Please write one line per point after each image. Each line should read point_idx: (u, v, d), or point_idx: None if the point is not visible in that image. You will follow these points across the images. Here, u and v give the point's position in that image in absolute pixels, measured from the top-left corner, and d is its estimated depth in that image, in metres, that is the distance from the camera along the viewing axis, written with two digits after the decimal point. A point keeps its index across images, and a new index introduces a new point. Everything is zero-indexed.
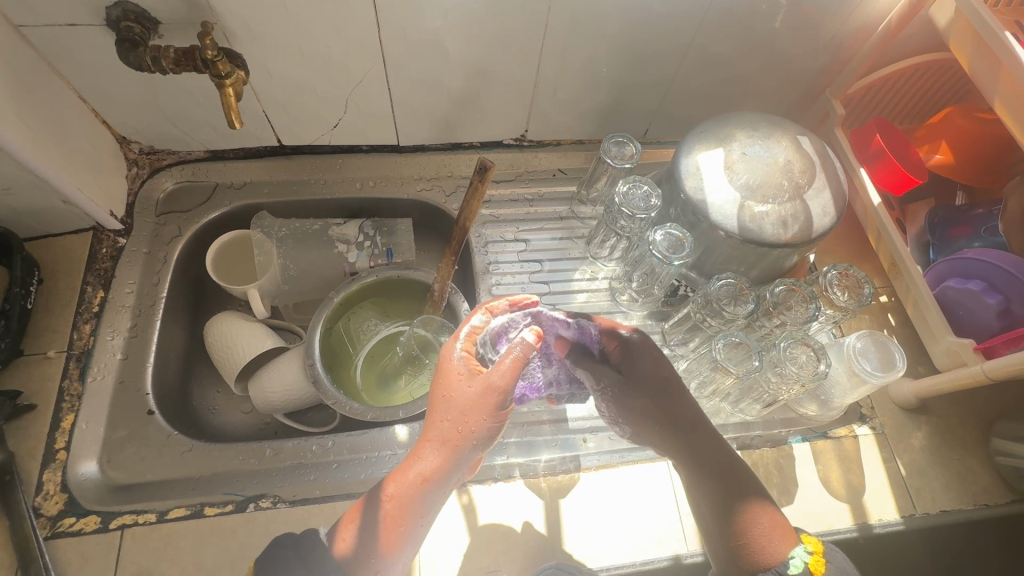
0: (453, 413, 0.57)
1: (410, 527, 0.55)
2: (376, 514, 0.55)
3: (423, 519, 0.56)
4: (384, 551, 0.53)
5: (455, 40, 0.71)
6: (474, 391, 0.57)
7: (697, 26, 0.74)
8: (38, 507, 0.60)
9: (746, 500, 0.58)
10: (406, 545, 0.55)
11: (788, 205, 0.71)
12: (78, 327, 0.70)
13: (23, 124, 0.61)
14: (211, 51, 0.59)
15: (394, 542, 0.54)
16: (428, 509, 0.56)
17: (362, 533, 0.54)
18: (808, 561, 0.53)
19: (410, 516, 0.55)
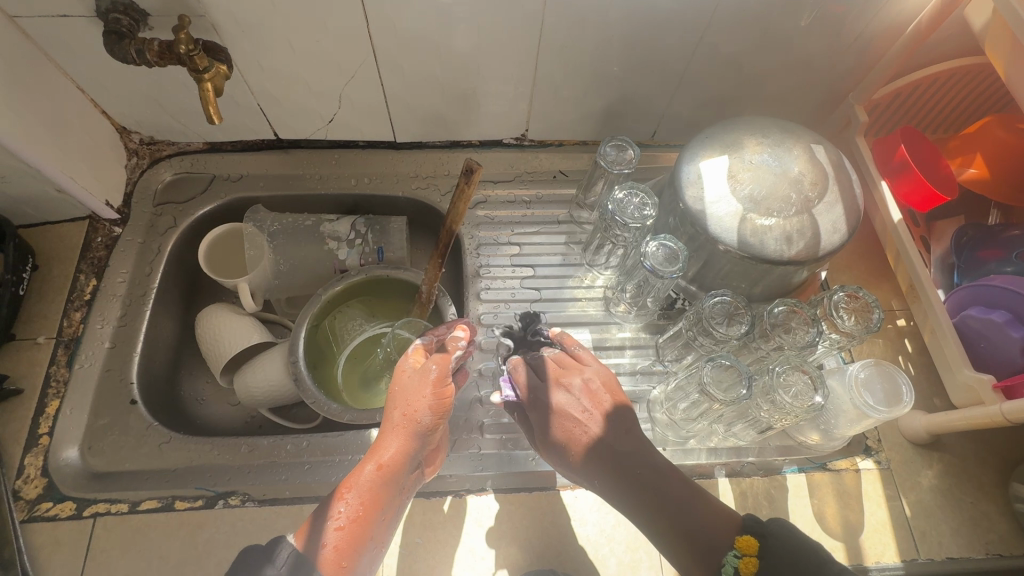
0: (399, 401, 0.58)
1: (368, 516, 0.53)
2: (334, 504, 0.53)
3: (383, 508, 0.55)
4: (346, 540, 0.51)
5: (448, 36, 0.69)
6: (416, 378, 0.59)
7: (706, 24, 0.70)
8: (18, 490, 0.62)
9: (691, 504, 0.54)
10: (368, 537, 0.53)
11: (794, 219, 0.66)
12: (69, 314, 0.71)
13: (14, 115, 0.61)
14: (188, 46, 0.60)
15: (355, 528, 0.52)
16: (388, 498, 0.55)
17: (322, 523, 0.52)
18: (738, 565, 0.49)
19: (368, 503, 0.54)
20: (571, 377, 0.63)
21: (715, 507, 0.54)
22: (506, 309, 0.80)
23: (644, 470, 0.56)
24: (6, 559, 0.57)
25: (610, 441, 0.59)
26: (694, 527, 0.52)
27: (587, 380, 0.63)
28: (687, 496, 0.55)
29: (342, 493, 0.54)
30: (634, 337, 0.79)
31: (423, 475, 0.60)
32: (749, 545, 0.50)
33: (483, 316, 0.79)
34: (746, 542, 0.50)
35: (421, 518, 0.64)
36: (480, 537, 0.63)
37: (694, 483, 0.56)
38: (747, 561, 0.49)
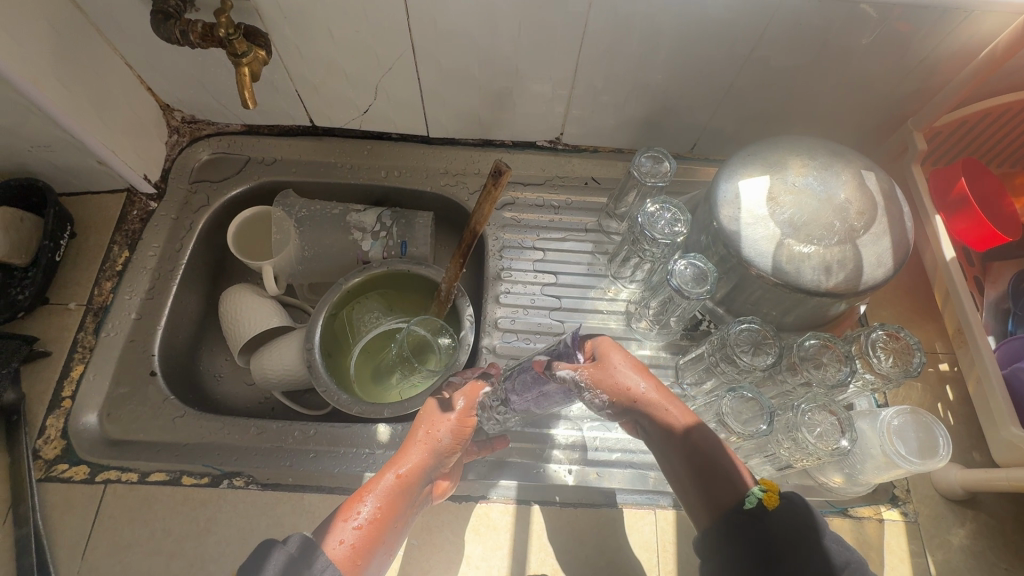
0: (427, 420, 0.61)
1: (384, 524, 0.53)
2: (352, 507, 0.54)
3: (399, 521, 0.55)
4: (364, 545, 0.51)
5: (489, 35, 0.68)
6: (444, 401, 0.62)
7: (758, 36, 0.66)
8: (37, 450, 0.63)
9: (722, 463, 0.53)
10: (381, 546, 0.53)
11: (836, 248, 0.62)
12: (100, 283, 0.73)
13: (62, 87, 0.63)
14: (228, 30, 0.60)
15: (371, 534, 0.52)
16: (404, 511, 0.55)
17: (343, 524, 0.52)
18: (762, 496, 0.50)
19: (385, 512, 0.54)
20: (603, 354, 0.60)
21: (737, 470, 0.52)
22: (524, 315, 0.78)
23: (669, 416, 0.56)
24: (21, 515, 0.59)
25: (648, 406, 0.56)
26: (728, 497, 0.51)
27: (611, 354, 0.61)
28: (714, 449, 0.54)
29: (363, 498, 0.54)
30: (654, 355, 0.77)
31: (432, 498, 0.61)
32: (770, 483, 0.51)
33: (501, 320, 0.78)
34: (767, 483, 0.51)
35: (419, 519, 0.62)
36: (477, 546, 0.62)
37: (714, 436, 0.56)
38: (770, 496, 0.50)
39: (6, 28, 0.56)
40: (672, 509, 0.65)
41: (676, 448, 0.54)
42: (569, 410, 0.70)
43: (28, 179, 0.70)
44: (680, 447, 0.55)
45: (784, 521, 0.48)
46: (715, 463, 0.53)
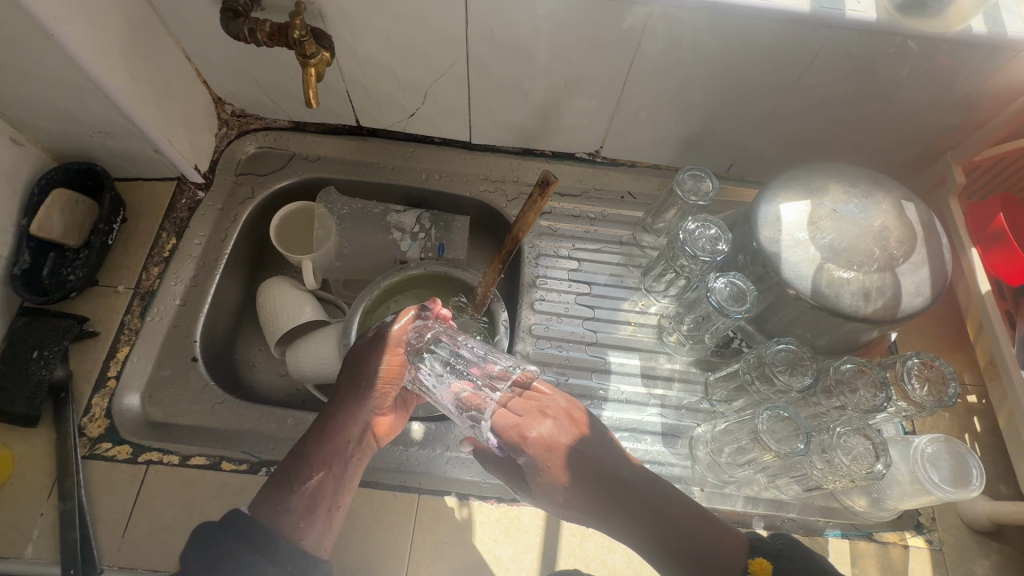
0: (351, 373, 0.65)
1: (320, 478, 0.59)
2: (287, 474, 0.59)
3: (335, 469, 0.60)
4: (298, 502, 0.57)
5: (542, 49, 0.69)
6: (362, 353, 0.65)
7: (805, 64, 0.68)
8: (82, 427, 0.65)
9: (698, 538, 0.55)
10: (320, 495, 0.59)
11: (874, 275, 0.63)
12: (148, 268, 0.75)
13: (129, 76, 0.65)
14: (300, 31, 0.61)
15: (308, 490, 0.58)
16: (338, 461, 0.61)
17: (278, 490, 0.57)
18: None
19: (320, 468, 0.59)
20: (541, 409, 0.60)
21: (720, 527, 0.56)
22: (557, 323, 0.79)
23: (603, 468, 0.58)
24: (66, 490, 0.60)
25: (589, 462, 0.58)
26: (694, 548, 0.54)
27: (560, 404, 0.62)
28: (693, 522, 0.56)
29: (296, 462, 0.59)
30: (683, 370, 0.78)
31: (378, 442, 0.65)
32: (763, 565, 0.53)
33: (535, 326, 0.79)
34: (760, 565, 0.53)
35: (451, 518, 0.63)
36: (507, 548, 0.62)
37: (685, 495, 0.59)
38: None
39: (85, 18, 0.58)
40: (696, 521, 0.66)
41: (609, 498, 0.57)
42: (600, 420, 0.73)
43: (86, 164, 0.72)
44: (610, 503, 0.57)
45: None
46: (692, 539, 0.55)
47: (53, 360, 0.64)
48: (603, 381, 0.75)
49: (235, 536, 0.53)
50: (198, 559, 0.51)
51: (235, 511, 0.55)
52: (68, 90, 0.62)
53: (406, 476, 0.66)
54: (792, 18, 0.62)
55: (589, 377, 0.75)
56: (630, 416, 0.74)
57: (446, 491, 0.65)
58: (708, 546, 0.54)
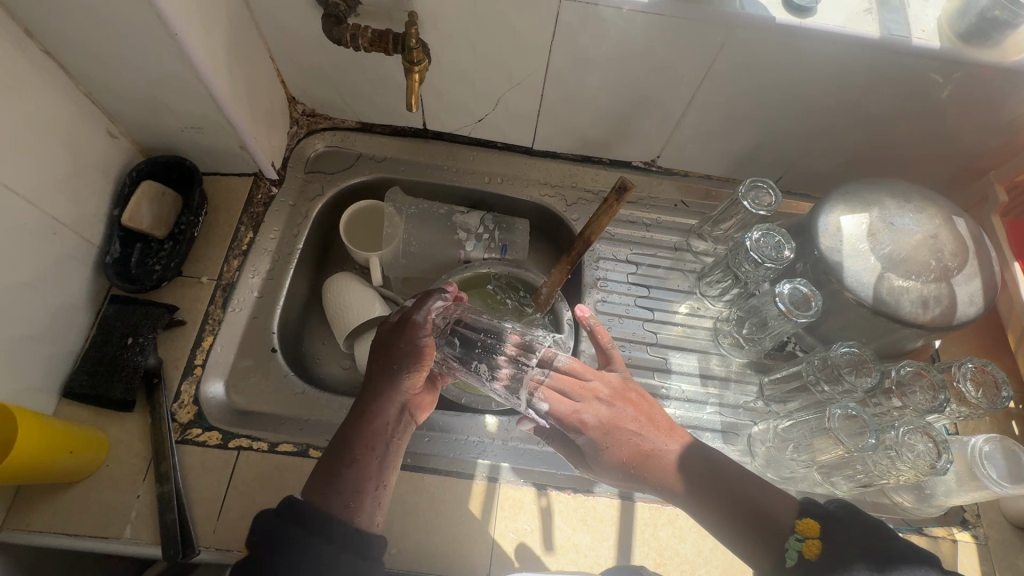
0: (382, 357, 0.63)
1: (364, 460, 0.58)
2: (328, 460, 0.58)
3: (378, 452, 0.59)
4: (344, 486, 0.56)
5: (620, 62, 0.73)
6: (389, 339, 0.64)
7: (867, 86, 0.72)
8: (173, 413, 0.66)
9: (747, 489, 0.59)
10: (367, 477, 0.58)
11: (932, 285, 0.68)
12: (228, 261, 0.77)
13: (229, 76, 0.67)
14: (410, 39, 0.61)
15: (354, 474, 0.57)
16: (381, 443, 0.60)
17: (324, 477, 0.56)
18: (802, 548, 0.53)
19: (361, 452, 0.58)
20: (588, 391, 0.65)
21: (776, 491, 0.59)
22: (619, 324, 0.83)
23: (652, 448, 0.62)
24: (162, 473, 0.62)
25: (642, 444, 0.62)
26: (760, 515, 0.57)
27: (608, 386, 0.65)
28: (748, 484, 0.60)
29: (337, 448, 0.58)
30: (739, 371, 0.82)
31: (415, 421, 0.64)
32: (808, 527, 0.54)
33: (598, 326, 0.82)
34: (807, 525, 0.55)
35: (531, 506, 0.67)
36: (585, 536, 0.66)
37: (718, 455, 0.63)
38: (809, 544, 0.53)
39: (201, 18, 0.60)
40: None
41: (660, 474, 0.61)
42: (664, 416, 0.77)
43: (174, 157, 0.74)
44: (663, 477, 0.61)
45: (831, 562, 0.51)
46: (751, 500, 0.59)
47: (147, 346, 0.66)
48: (665, 380, 0.79)
49: (288, 521, 0.52)
50: (264, 546, 0.51)
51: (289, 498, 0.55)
52: (173, 85, 0.64)
53: (485, 466, 0.69)
54: (863, 43, 0.66)
55: (652, 376, 0.79)
56: (692, 414, 0.78)
57: (525, 479, 0.68)
58: (761, 499, 0.59)
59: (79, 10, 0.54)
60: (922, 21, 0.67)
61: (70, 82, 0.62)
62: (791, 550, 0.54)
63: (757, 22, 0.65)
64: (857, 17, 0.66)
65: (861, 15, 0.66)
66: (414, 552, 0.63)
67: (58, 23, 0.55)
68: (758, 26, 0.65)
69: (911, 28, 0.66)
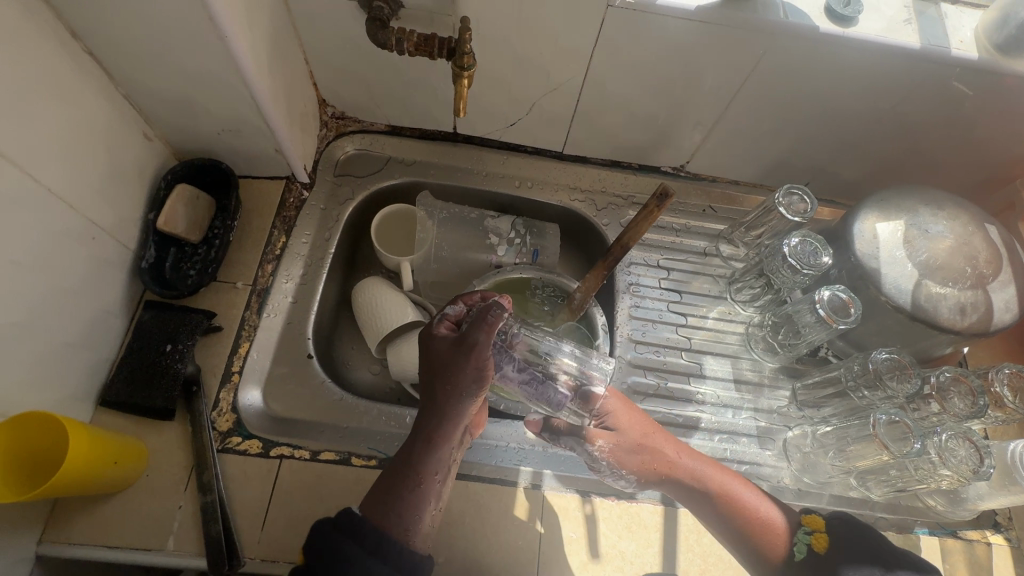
0: (441, 377, 0.60)
1: (427, 481, 0.58)
2: (389, 480, 0.58)
3: (438, 471, 0.60)
4: (407, 508, 0.57)
5: (660, 69, 0.73)
6: (447, 358, 0.60)
7: (903, 95, 0.73)
8: (212, 421, 0.65)
9: (749, 499, 0.66)
10: (426, 499, 0.58)
11: (969, 292, 0.69)
12: (262, 265, 0.76)
13: (271, 79, 0.66)
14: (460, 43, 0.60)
15: (417, 495, 0.58)
16: (442, 463, 0.60)
17: (387, 497, 0.57)
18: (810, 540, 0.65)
19: (422, 474, 0.59)
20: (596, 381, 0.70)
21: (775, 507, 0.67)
22: (653, 329, 0.83)
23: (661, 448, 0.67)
24: (204, 483, 0.61)
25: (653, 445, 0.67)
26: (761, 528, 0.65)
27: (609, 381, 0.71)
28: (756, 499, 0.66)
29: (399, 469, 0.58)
30: (771, 376, 0.82)
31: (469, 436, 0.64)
32: (814, 522, 0.66)
33: (633, 332, 0.82)
34: (813, 520, 0.66)
35: (576, 513, 0.66)
36: (630, 543, 0.65)
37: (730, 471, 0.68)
38: (816, 536, 0.65)
39: (248, 20, 0.59)
40: None
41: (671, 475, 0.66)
42: (701, 421, 0.77)
43: (209, 160, 0.73)
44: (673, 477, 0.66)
45: (832, 556, 0.63)
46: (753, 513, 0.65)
47: (186, 353, 0.66)
48: (700, 385, 0.80)
49: (349, 539, 0.54)
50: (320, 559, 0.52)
51: (348, 513, 0.56)
52: (215, 88, 0.63)
53: (527, 473, 0.68)
54: (903, 54, 0.67)
55: (687, 381, 0.80)
56: (728, 419, 0.78)
57: (567, 486, 0.68)
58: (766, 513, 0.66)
59: (129, 12, 0.53)
60: (959, 33, 0.68)
61: (111, 85, 0.61)
62: (802, 542, 0.65)
63: (801, 31, 0.66)
64: (897, 28, 0.67)
65: (901, 26, 0.68)
66: (462, 560, 0.63)
67: (105, 24, 0.54)
68: (802, 35, 0.66)
69: (950, 39, 0.68)
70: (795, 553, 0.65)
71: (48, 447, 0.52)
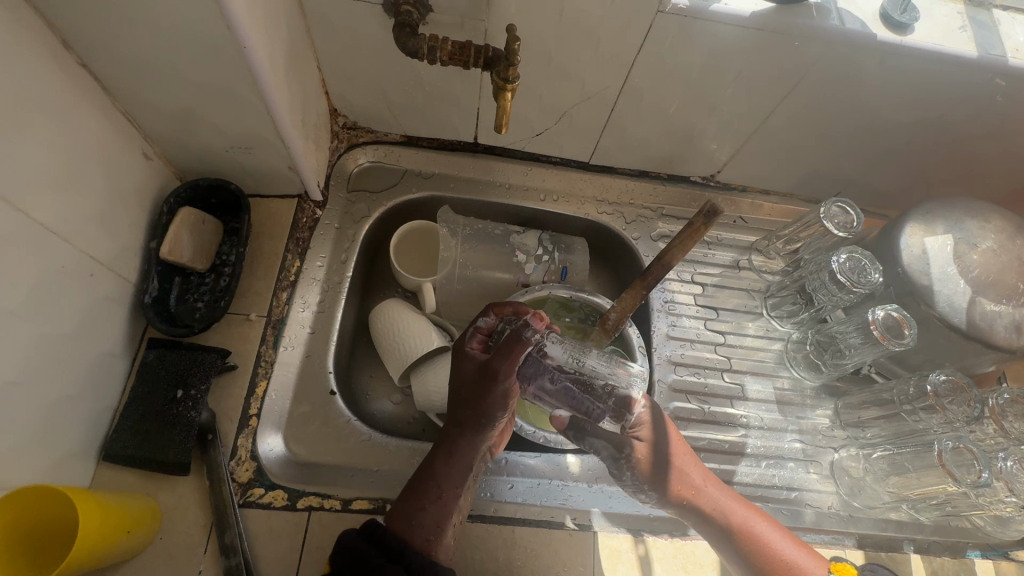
0: (470, 387, 0.56)
1: (448, 498, 0.54)
2: (413, 489, 0.54)
3: (459, 488, 0.55)
4: (431, 520, 0.53)
5: (702, 77, 0.69)
6: (475, 376, 0.56)
7: (951, 106, 0.70)
8: (231, 472, 0.59)
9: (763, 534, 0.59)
10: (450, 511, 0.54)
11: (1023, 309, 0.67)
12: (276, 293, 0.69)
13: (287, 90, 0.60)
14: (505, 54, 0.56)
15: (437, 510, 0.53)
16: (463, 480, 0.56)
17: (406, 511, 0.52)
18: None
19: (446, 486, 0.55)
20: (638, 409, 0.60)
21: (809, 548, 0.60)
22: (690, 348, 0.80)
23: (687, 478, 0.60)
24: (227, 544, 0.55)
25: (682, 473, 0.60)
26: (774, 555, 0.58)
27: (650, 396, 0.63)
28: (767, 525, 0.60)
29: (420, 484, 0.54)
30: (813, 395, 0.79)
31: (490, 452, 0.61)
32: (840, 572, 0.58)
33: (671, 354, 0.79)
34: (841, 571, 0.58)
35: (630, 555, 0.62)
36: None
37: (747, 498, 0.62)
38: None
39: (265, 27, 0.53)
40: (858, 549, 0.68)
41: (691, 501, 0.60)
42: (746, 447, 0.74)
43: (217, 181, 0.66)
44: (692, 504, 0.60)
45: None
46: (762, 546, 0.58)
47: (200, 400, 0.59)
48: (743, 408, 0.77)
49: (374, 547, 0.48)
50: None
51: (372, 521, 0.50)
52: (226, 102, 0.56)
53: (575, 513, 0.64)
54: (958, 62, 0.64)
55: (729, 405, 0.77)
56: (773, 443, 0.75)
57: (619, 525, 0.64)
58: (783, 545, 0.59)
59: (132, 20, 0.46)
60: (1013, 40, 0.66)
61: (106, 101, 0.54)
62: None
63: (855, 39, 0.62)
64: (951, 35, 0.64)
65: (955, 34, 0.65)
66: None
67: (104, 34, 0.47)
68: (857, 43, 0.62)
69: (1004, 46, 0.65)
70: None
71: (29, 520, 0.44)
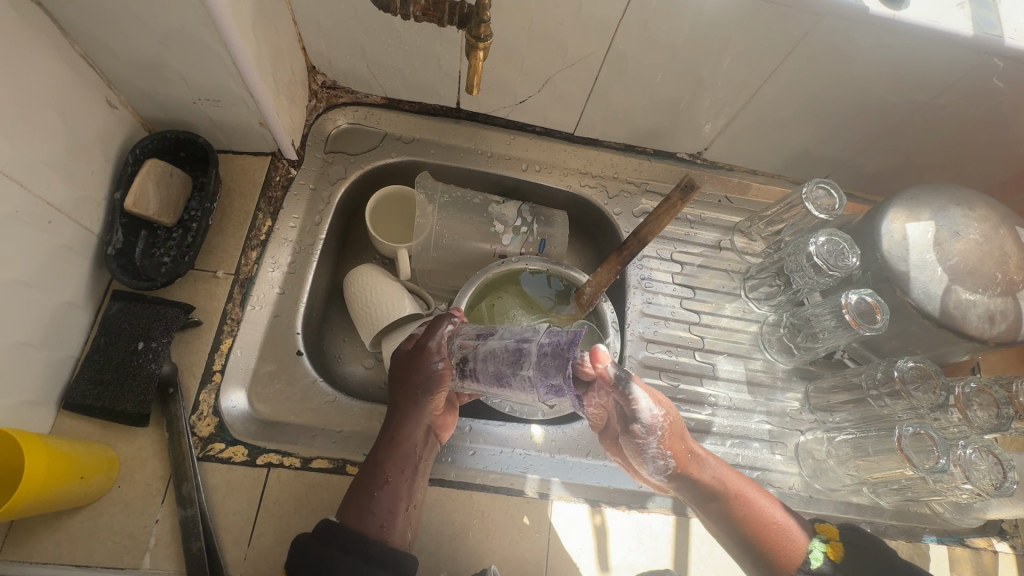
0: (407, 374, 0.60)
1: (396, 484, 0.56)
2: (363, 479, 0.56)
3: (408, 472, 0.57)
4: (382, 506, 0.54)
5: (687, 46, 0.67)
6: (411, 362, 0.60)
7: (943, 88, 0.68)
8: (192, 426, 0.59)
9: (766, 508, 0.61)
10: (399, 496, 0.56)
11: (998, 299, 0.66)
12: (246, 252, 0.69)
13: (256, 42, 0.58)
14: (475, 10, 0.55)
15: (387, 497, 0.55)
16: (409, 465, 0.57)
17: (357, 498, 0.54)
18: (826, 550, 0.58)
19: (394, 473, 0.56)
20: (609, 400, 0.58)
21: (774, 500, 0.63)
22: (664, 327, 0.80)
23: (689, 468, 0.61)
24: (184, 495, 0.55)
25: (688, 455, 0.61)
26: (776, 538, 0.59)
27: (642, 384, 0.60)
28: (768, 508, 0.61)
29: (367, 472, 0.56)
30: (785, 377, 0.80)
31: (440, 441, 0.62)
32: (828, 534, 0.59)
33: (644, 330, 0.79)
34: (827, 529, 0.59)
35: (586, 524, 0.63)
36: (641, 555, 0.63)
37: (745, 480, 0.63)
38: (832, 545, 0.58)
39: None
40: None
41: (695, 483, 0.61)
42: (713, 426, 0.74)
43: (185, 134, 0.65)
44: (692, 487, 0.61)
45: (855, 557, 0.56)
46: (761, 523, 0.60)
47: (161, 352, 0.59)
48: (712, 387, 0.77)
49: (328, 544, 0.50)
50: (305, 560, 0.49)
51: (325, 519, 0.53)
52: (190, 52, 0.55)
53: (534, 481, 0.64)
54: (952, 40, 0.61)
55: (699, 383, 0.77)
56: (740, 423, 0.75)
57: (579, 495, 0.65)
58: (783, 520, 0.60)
59: None
60: (1013, 19, 0.63)
61: (64, 44, 0.53)
62: (816, 551, 0.58)
63: (848, 11, 0.59)
64: (949, 12, 0.61)
65: (953, 11, 0.62)
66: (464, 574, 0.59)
67: None
68: (848, 16, 0.60)
69: (1003, 27, 0.62)
70: (811, 562, 0.57)
71: None
